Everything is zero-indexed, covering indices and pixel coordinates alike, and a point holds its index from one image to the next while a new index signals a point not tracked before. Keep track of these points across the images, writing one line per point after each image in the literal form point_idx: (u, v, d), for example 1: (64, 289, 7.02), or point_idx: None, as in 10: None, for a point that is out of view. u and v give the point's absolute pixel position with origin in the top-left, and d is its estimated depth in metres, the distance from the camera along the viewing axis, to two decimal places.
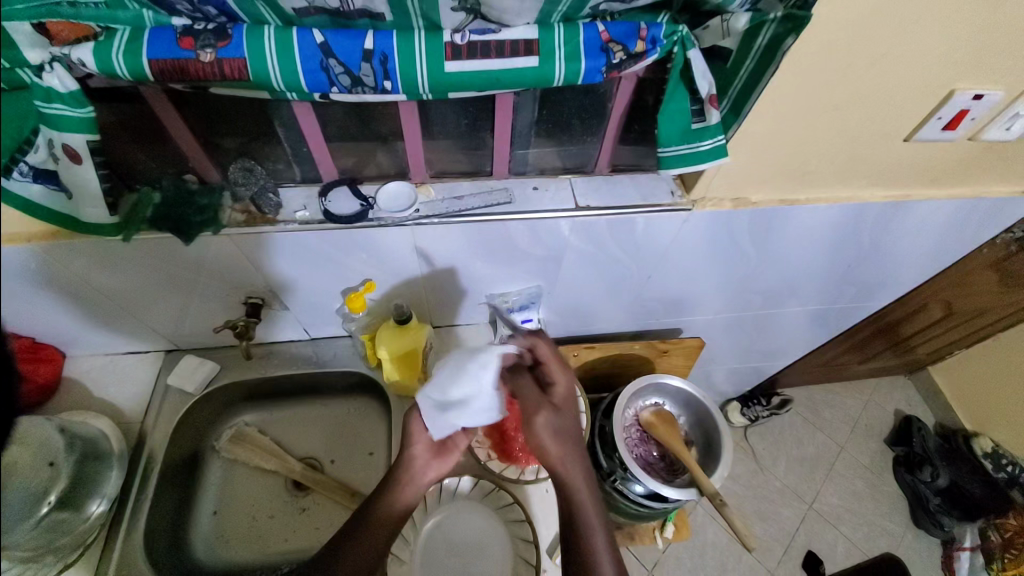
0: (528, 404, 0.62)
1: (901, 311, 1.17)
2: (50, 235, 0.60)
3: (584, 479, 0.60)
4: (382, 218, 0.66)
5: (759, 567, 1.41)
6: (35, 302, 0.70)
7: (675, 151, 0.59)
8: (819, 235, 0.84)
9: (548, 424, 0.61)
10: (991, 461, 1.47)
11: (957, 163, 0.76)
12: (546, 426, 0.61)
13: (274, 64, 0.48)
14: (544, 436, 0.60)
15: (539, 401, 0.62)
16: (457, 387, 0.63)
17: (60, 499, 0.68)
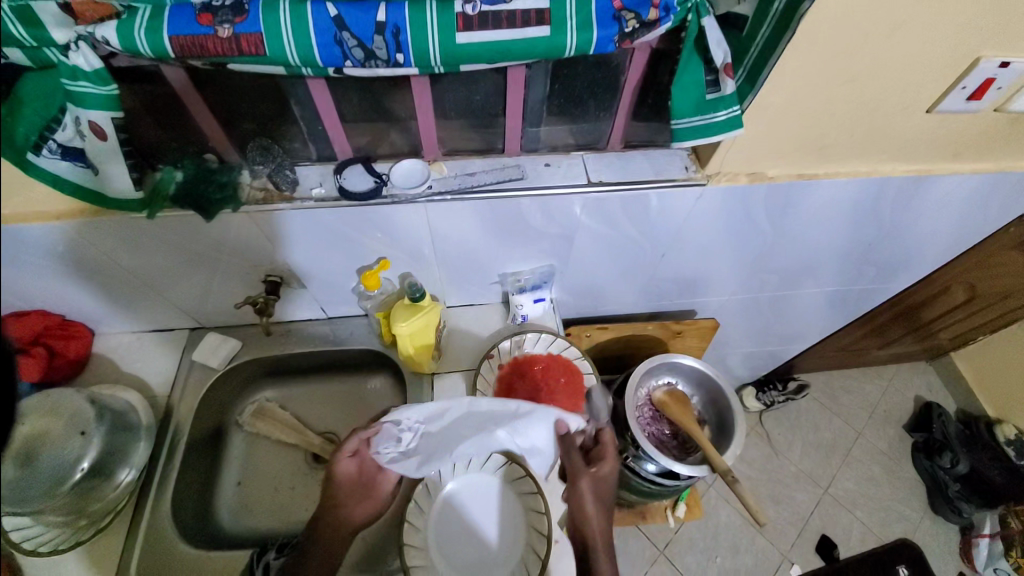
0: (570, 469, 0.67)
1: (924, 293, 1.16)
2: (77, 213, 0.64)
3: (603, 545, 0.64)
4: (395, 195, 0.66)
5: (772, 549, 1.42)
6: (63, 279, 0.75)
7: (688, 123, 0.57)
8: (836, 212, 0.81)
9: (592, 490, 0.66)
10: (1014, 448, 1.41)
11: (981, 135, 0.70)
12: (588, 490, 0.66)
13: (289, 40, 0.46)
14: (586, 501, 0.66)
15: (579, 469, 0.67)
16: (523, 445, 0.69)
17: (91, 467, 0.71)
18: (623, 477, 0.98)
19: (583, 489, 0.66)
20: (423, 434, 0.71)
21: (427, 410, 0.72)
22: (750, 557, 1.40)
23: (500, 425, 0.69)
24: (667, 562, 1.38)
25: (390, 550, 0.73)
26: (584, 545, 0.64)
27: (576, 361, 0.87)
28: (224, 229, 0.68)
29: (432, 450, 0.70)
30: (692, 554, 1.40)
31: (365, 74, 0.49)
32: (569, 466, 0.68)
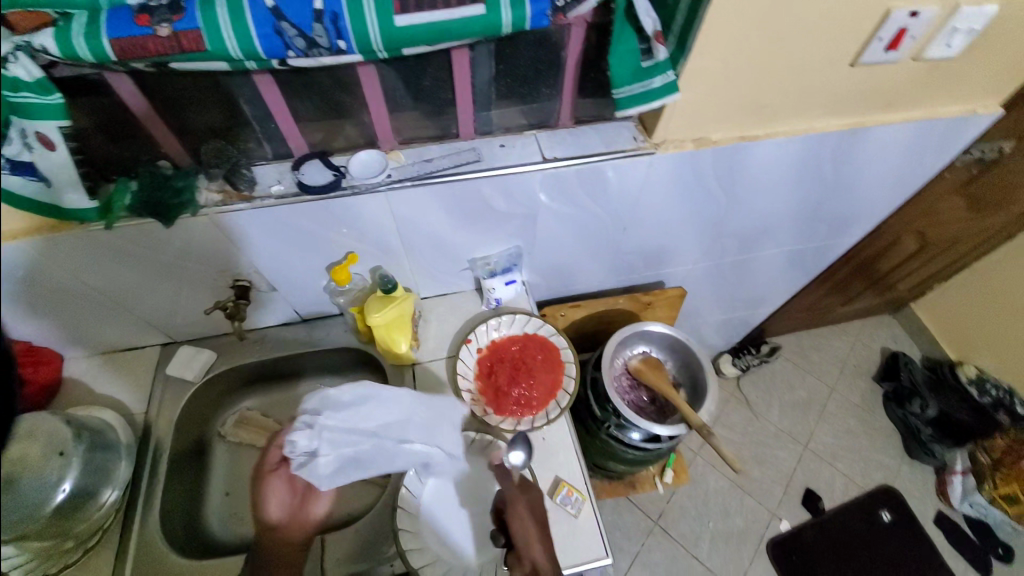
0: (509, 494, 0.71)
1: (876, 245, 1.22)
2: (29, 231, 0.63)
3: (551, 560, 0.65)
4: (355, 185, 0.67)
5: (760, 508, 1.47)
6: (21, 306, 0.73)
7: (627, 91, 0.61)
8: (782, 171, 0.85)
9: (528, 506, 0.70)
10: (976, 387, 1.49)
11: (904, 85, 0.75)
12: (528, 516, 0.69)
13: (229, 33, 0.47)
14: (526, 529, 0.68)
15: (517, 493, 0.71)
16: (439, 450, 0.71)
17: (73, 488, 0.70)
18: (608, 447, 1.00)
19: (523, 514, 0.69)
20: (337, 433, 0.66)
21: (343, 405, 0.68)
22: (741, 518, 1.45)
23: (420, 428, 0.71)
24: (663, 532, 1.42)
25: (384, 538, 0.74)
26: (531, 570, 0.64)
27: (553, 339, 0.87)
28: (187, 236, 0.68)
29: (345, 450, 0.66)
30: (685, 522, 1.43)
31: (310, 64, 0.51)
32: (506, 492, 0.72)
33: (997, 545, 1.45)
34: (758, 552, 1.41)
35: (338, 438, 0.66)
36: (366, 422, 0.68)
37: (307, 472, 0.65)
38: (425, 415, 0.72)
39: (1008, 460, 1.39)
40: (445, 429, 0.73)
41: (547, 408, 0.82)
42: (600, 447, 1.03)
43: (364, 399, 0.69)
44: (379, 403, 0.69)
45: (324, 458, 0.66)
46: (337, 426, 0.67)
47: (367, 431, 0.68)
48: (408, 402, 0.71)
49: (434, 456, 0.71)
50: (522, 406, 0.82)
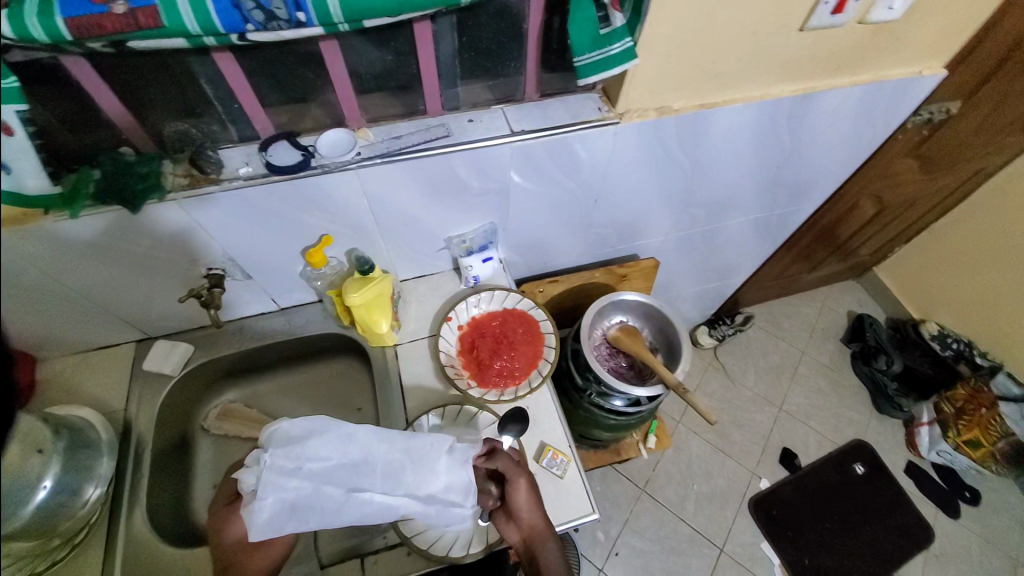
0: (506, 467, 0.67)
1: (837, 210, 1.27)
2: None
3: (546, 524, 0.66)
4: (324, 164, 0.67)
5: (740, 469, 1.53)
6: None
7: (588, 59, 0.62)
8: (742, 137, 0.88)
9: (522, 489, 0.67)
10: (938, 341, 1.59)
11: (852, 48, 0.79)
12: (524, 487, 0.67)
13: (186, 10, 0.47)
14: (521, 501, 0.66)
15: (515, 466, 0.67)
16: (397, 497, 0.62)
17: (55, 484, 0.67)
18: (591, 415, 1.03)
19: (518, 486, 0.67)
20: (282, 470, 0.60)
21: (290, 440, 0.62)
22: (723, 479, 1.51)
23: (376, 473, 0.62)
24: (650, 498, 1.47)
25: None
26: (528, 533, 0.66)
27: (531, 312, 0.90)
28: (155, 224, 0.67)
29: (288, 490, 0.60)
30: (670, 487, 1.49)
31: (270, 37, 0.51)
32: (504, 467, 0.67)
33: (963, 488, 1.53)
34: (740, 510, 1.47)
35: (279, 478, 0.60)
36: (314, 460, 0.62)
37: (244, 516, 0.59)
38: (388, 458, 0.63)
39: (970, 407, 1.47)
40: (412, 474, 0.63)
41: (529, 377, 0.84)
42: (583, 416, 1.06)
43: (316, 434, 0.63)
44: (331, 440, 0.63)
45: (263, 495, 0.59)
46: (283, 463, 0.61)
47: (313, 472, 0.61)
48: (366, 442, 0.63)
49: (395, 504, 0.62)
50: (504, 377, 0.83)
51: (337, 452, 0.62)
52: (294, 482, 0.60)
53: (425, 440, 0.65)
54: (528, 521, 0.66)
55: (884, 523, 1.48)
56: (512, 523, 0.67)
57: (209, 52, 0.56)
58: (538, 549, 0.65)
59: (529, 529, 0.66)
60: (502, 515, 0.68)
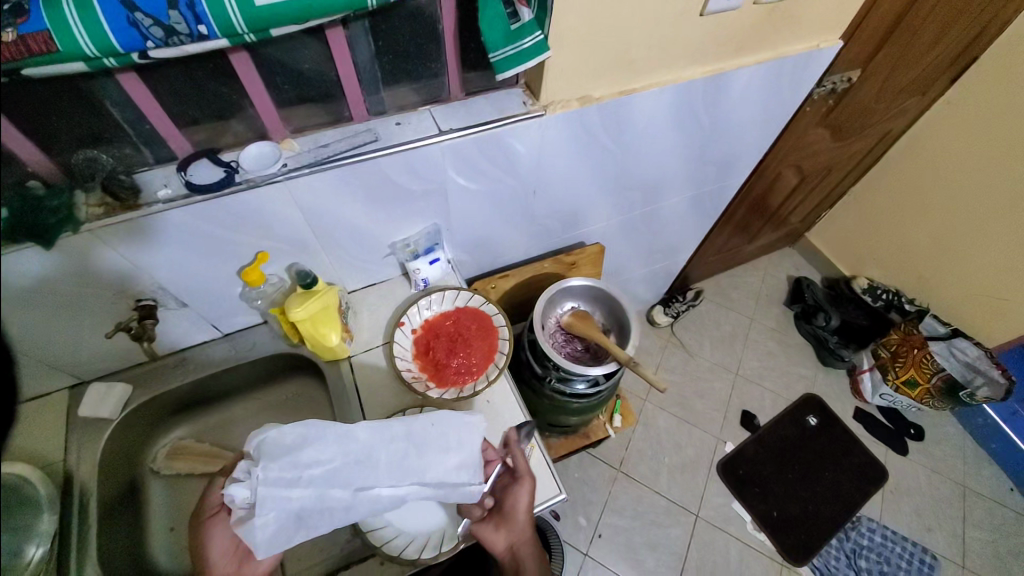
0: (519, 469, 0.71)
1: (764, 180, 1.36)
2: None
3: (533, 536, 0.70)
4: (250, 178, 0.66)
5: (707, 436, 1.60)
6: None
7: (503, 55, 0.65)
8: (664, 119, 0.93)
9: (519, 501, 0.69)
10: (870, 293, 1.73)
11: (751, 28, 0.85)
12: (525, 494, 0.70)
13: (79, 30, 0.45)
14: (519, 509, 0.69)
15: (524, 471, 0.71)
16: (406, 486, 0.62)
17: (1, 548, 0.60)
18: (555, 402, 1.05)
19: (521, 493, 0.70)
20: (279, 483, 0.58)
21: (283, 450, 0.59)
22: (692, 448, 1.57)
23: (381, 468, 0.61)
24: (626, 477, 1.51)
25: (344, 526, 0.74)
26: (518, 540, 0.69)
27: (484, 308, 0.91)
28: (79, 259, 0.64)
29: (289, 501, 0.58)
30: (644, 464, 1.54)
31: (173, 53, 0.50)
32: (518, 468, 0.71)
33: (908, 426, 1.66)
34: (711, 475, 1.53)
35: (278, 491, 0.57)
36: (312, 467, 0.59)
37: (245, 534, 0.57)
38: (391, 450, 0.63)
39: (904, 350, 1.55)
40: (418, 461, 0.63)
41: (487, 371, 0.85)
42: (548, 404, 1.08)
43: (311, 440, 0.60)
44: (327, 443, 0.60)
45: (264, 508, 0.57)
46: (280, 475, 0.58)
47: (313, 478, 0.59)
48: (365, 439, 0.62)
49: (405, 493, 0.62)
50: (463, 374, 0.84)
51: (336, 454, 0.60)
52: (294, 494, 0.58)
53: (425, 424, 0.66)
54: (519, 530, 0.69)
55: (841, 466, 1.59)
56: (507, 527, 0.69)
57: (111, 73, 0.54)
58: (521, 554, 0.69)
59: (519, 538, 0.69)
60: (491, 521, 0.70)
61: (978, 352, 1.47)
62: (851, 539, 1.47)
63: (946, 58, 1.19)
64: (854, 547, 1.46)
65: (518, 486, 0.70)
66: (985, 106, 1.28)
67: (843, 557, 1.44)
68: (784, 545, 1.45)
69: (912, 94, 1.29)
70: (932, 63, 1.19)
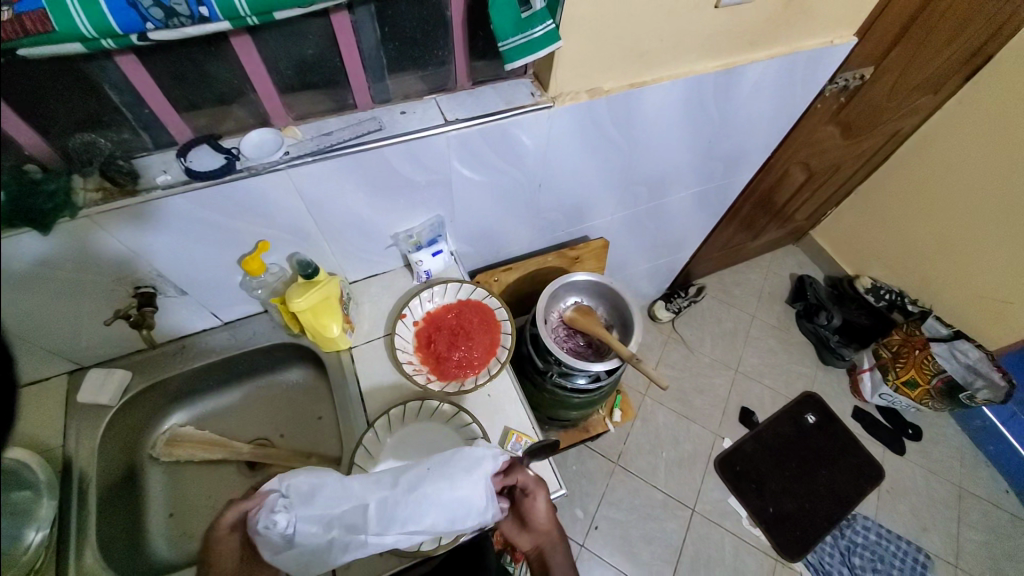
0: (530, 486, 0.67)
1: (771, 178, 1.34)
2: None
3: (557, 536, 0.69)
4: (251, 166, 0.64)
5: (705, 432, 1.60)
6: None
7: (512, 44, 0.63)
8: (674, 113, 0.91)
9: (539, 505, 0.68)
10: (873, 293, 1.72)
11: (766, 22, 0.82)
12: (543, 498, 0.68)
13: (77, 9, 0.44)
14: (539, 515, 0.68)
15: (536, 485, 0.68)
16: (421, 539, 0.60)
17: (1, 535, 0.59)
18: (556, 397, 1.05)
19: (539, 499, 0.68)
20: (302, 526, 0.57)
21: (297, 495, 0.59)
22: (690, 444, 1.58)
23: (385, 514, 0.59)
24: (623, 470, 1.52)
25: None
26: (541, 543, 0.69)
27: (486, 301, 0.90)
28: (81, 245, 0.63)
29: (310, 540, 0.58)
30: (642, 458, 1.54)
31: (173, 35, 0.48)
32: (527, 486, 0.67)
33: (906, 426, 1.66)
34: (708, 470, 1.54)
35: (297, 531, 0.58)
36: (324, 513, 0.58)
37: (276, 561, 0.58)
38: (394, 496, 0.59)
39: (905, 351, 1.55)
40: (421, 505, 0.59)
41: (488, 365, 0.84)
42: (548, 399, 1.08)
43: (322, 486, 0.60)
44: (337, 486, 0.60)
45: (285, 544, 0.57)
46: (296, 518, 0.58)
47: (326, 522, 0.58)
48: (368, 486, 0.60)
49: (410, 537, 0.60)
50: (464, 368, 0.84)
51: (344, 499, 0.59)
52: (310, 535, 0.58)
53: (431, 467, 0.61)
54: (544, 532, 0.68)
55: (838, 465, 1.59)
56: (527, 535, 0.69)
57: (110, 55, 0.53)
58: (549, 556, 0.69)
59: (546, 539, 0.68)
60: (514, 525, 0.69)
61: (979, 355, 1.45)
62: (845, 537, 1.48)
63: (961, 57, 1.17)
64: (848, 545, 1.47)
65: (533, 496, 0.67)
66: (996, 108, 1.26)
67: (837, 554, 1.45)
68: (779, 541, 1.45)
69: (923, 93, 1.27)
70: (946, 62, 1.17)
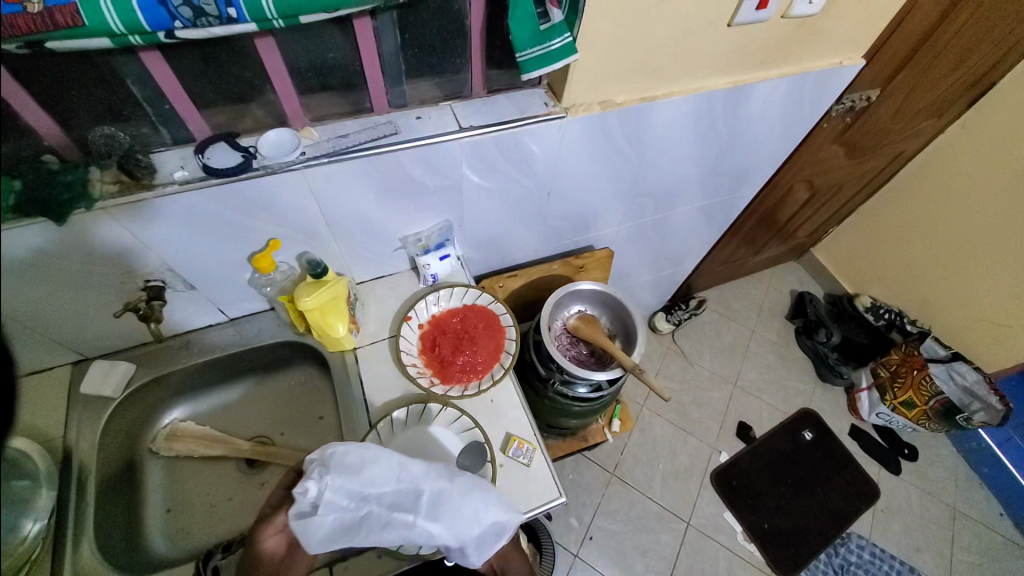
0: None
1: (776, 194, 1.36)
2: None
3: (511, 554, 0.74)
4: (267, 165, 0.65)
5: (702, 445, 1.60)
6: None
7: (530, 54, 0.64)
8: (684, 127, 0.92)
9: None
10: (872, 312, 1.73)
11: (778, 42, 0.84)
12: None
13: (109, 6, 0.45)
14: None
15: None
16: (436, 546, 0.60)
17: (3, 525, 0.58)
18: (556, 404, 1.05)
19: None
20: (335, 498, 0.57)
21: (346, 465, 0.58)
22: (686, 457, 1.57)
23: (428, 504, 0.59)
24: (620, 481, 1.51)
25: None
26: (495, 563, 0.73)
27: (491, 306, 0.91)
28: (93, 237, 0.64)
29: (337, 516, 0.56)
30: (638, 469, 1.54)
31: (200, 35, 0.49)
32: None
33: (903, 446, 1.66)
34: (704, 484, 1.53)
35: (336, 498, 0.57)
36: (370, 487, 0.58)
37: (299, 532, 0.55)
38: (440, 488, 0.60)
39: (903, 371, 1.56)
40: (462, 507, 0.60)
41: (492, 371, 0.85)
42: (549, 406, 1.08)
43: (373, 461, 0.59)
44: (386, 466, 0.59)
45: (310, 514, 0.56)
46: (340, 484, 0.57)
47: (367, 497, 0.58)
48: (419, 473, 0.60)
49: (443, 538, 0.59)
50: (467, 373, 0.84)
51: (392, 479, 0.59)
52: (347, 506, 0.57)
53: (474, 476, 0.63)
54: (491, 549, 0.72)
55: (832, 483, 1.59)
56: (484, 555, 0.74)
57: (135, 51, 0.53)
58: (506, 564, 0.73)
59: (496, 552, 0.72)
60: None
61: (978, 377, 1.46)
62: (839, 555, 1.48)
63: (966, 83, 1.19)
64: (842, 563, 1.46)
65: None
66: (999, 134, 1.28)
67: (830, 572, 1.45)
68: (773, 558, 1.45)
69: (928, 116, 1.29)
70: (951, 87, 1.18)
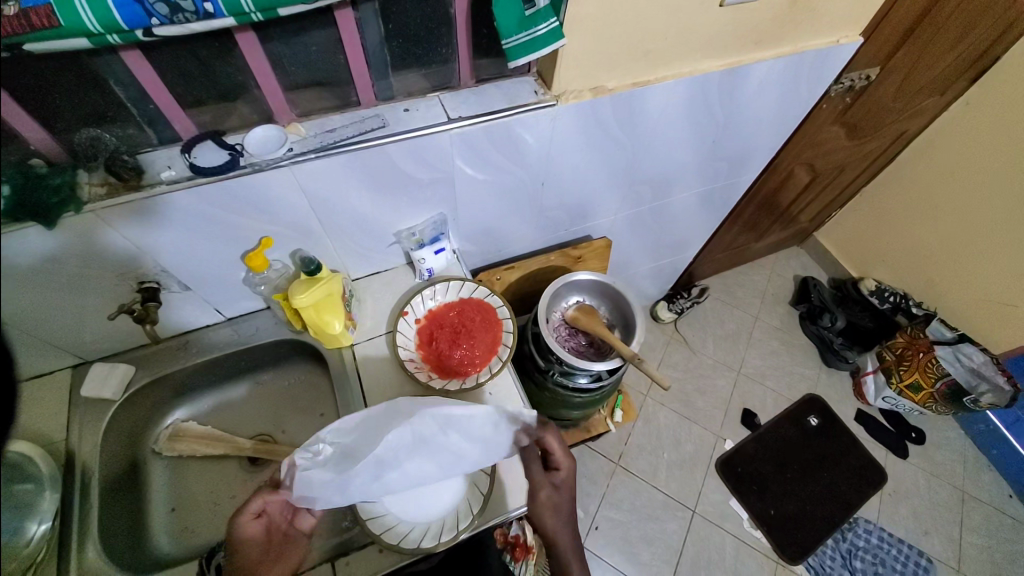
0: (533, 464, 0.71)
1: (776, 178, 1.34)
2: None
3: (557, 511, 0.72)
4: (254, 162, 0.65)
5: (706, 434, 1.60)
6: None
7: (516, 41, 0.63)
8: (679, 112, 0.91)
9: (551, 499, 0.71)
10: (876, 296, 1.70)
11: (772, 21, 0.82)
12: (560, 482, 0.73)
13: (83, 6, 0.44)
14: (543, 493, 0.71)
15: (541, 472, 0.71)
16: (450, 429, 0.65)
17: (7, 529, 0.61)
18: (557, 396, 1.05)
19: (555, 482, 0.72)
20: (336, 445, 0.63)
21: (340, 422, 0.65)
22: (691, 445, 1.57)
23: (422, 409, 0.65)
24: (624, 471, 1.51)
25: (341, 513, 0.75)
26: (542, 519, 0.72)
27: (487, 300, 0.90)
28: (83, 241, 0.64)
29: (342, 458, 0.62)
30: (643, 458, 1.54)
31: (177, 31, 0.48)
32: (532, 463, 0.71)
33: (910, 430, 1.65)
34: (709, 472, 1.53)
35: (336, 445, 0.63)
36: (364, 426, 0.64)
37: (314, 482, 0.61)
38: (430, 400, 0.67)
39: (909, 354, 1.54)
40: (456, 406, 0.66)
41: (489, 363, 0.84)
42: (549, 397, 1.07)
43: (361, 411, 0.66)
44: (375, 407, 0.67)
45: (324, 469, 0.62)
46: (338, 433, 0.64)
47: (362, 433, 0.64)
48: (405, 401, 0.68)
49: (445, 426, 0.65)
50: (465, 366, 0.84)
51: (382, 411, 0.66)
52: (349, 449, 0.63)
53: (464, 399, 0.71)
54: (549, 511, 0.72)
55: (839, 468, 1.58)
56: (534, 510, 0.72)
57: (116, 50, 0.53)
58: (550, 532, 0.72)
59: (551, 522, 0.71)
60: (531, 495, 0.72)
61: (984, 359, 1.44)
62: (847, 539, 1.47)
63: (967, 59, 1.16)
64: (850, 548, 1.46)
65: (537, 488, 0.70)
66: (1004, 109, 1.25)
67: (838, 557, 1.44)
68: (779, 543, 1.45)
69: (929, 94, 1.26)
70: (953, 63, 1.16)
